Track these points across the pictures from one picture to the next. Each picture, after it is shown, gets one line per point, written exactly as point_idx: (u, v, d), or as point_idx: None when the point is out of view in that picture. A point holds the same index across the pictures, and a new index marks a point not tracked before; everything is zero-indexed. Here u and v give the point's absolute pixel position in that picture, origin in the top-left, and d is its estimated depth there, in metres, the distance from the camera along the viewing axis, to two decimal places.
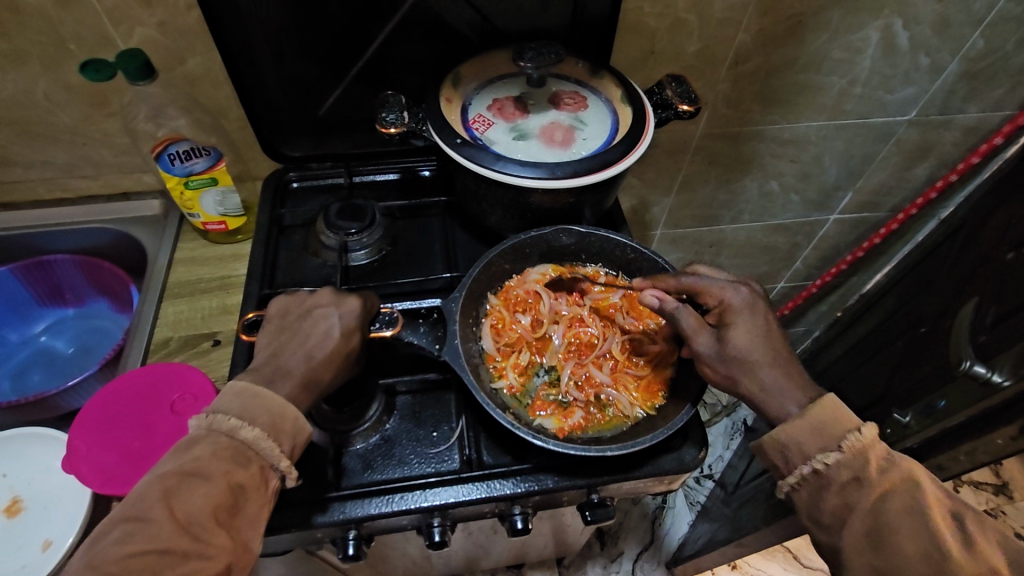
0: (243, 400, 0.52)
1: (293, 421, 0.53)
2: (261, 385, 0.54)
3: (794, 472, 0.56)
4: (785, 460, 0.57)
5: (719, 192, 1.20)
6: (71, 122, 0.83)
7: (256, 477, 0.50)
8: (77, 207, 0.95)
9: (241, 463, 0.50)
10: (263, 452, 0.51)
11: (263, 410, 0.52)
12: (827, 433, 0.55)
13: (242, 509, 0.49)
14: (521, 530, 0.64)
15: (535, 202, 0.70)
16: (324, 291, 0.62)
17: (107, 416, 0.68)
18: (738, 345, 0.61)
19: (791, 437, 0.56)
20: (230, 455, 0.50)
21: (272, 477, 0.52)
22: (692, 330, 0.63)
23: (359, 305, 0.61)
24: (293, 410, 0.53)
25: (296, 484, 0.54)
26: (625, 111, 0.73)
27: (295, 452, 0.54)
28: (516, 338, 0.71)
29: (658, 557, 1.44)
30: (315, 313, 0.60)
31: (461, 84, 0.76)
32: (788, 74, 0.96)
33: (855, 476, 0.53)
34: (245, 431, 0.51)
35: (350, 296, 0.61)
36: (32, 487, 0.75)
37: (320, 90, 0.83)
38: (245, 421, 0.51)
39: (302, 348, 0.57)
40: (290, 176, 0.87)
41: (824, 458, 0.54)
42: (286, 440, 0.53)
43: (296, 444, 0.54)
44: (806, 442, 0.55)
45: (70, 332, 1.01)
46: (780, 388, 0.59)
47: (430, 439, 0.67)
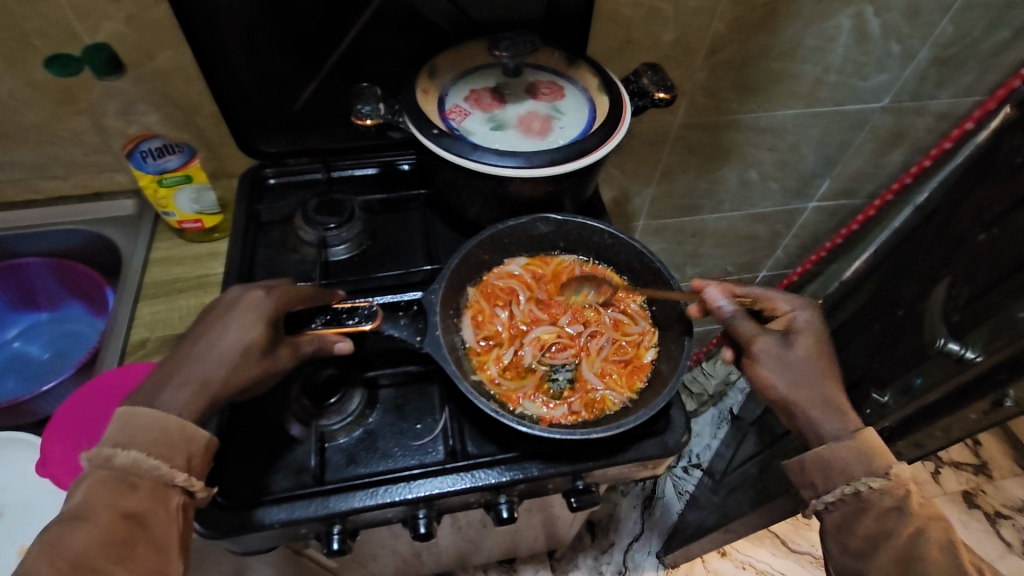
0: (120, 424, 0.51)
1: (182, 432, 0.51)
2: (140, 404, 0.52)
3: (831, 493, 0.61)
4: (826, 478, 0.61)
5: (699, 182, 1.21)
6: (38, 121, 0.81)
7: (148, 500, 0.49)
8: (47, 209, 0.92)
9: (128, 491, 0.49)
10: (149, 472, 0.50)
11: (143, 429, 0.50)
12: (875, 461, 0.59)
13: (142, 537, 0.49)
14: (507, 519, 0.64)
15: (513, 191, 0.70)
16: (231, 291, 0.60)
17: (81, 420, 0.67)
18: (793, 355, 0.63)
19: (834, 453, 0.60)
20: (110, 485, 0.49)
21: (173, 495, 0.51)
22: (752, 329, 0.65)
23: (263, 297, 0.59)
24: (175, 420, 0.51)
25: (207, 491, 0.53)
26: (602, 100, 0.73)
27: (194, 463, 0.52)
28: (496, 331, 0.71)
29: (648, 547, 1.46)
30: (218, 313, 0.58)
31: (437, 75, 0.75)
32: (764, 63, 0.97)
33: (896, 505, 0.59)
34: (121, 457, 0.49)
35: (253, 290, 0.59)
36: (8, 493, 0.74)
37: (295, 84, 0.82)
38: (121, 446, 0.50)
39: (201, 346, 0.55)
40: (267, 172, 0.85)
41: (869, 481, 0.59)
42: (177, 454, 0.51)
43: (193, 455, 0.52)
44: (855, 464, 0.59)
45: (45, 337, 0.99)
46: (827, 407, 0.62)
47: (414, 431, 0.66)
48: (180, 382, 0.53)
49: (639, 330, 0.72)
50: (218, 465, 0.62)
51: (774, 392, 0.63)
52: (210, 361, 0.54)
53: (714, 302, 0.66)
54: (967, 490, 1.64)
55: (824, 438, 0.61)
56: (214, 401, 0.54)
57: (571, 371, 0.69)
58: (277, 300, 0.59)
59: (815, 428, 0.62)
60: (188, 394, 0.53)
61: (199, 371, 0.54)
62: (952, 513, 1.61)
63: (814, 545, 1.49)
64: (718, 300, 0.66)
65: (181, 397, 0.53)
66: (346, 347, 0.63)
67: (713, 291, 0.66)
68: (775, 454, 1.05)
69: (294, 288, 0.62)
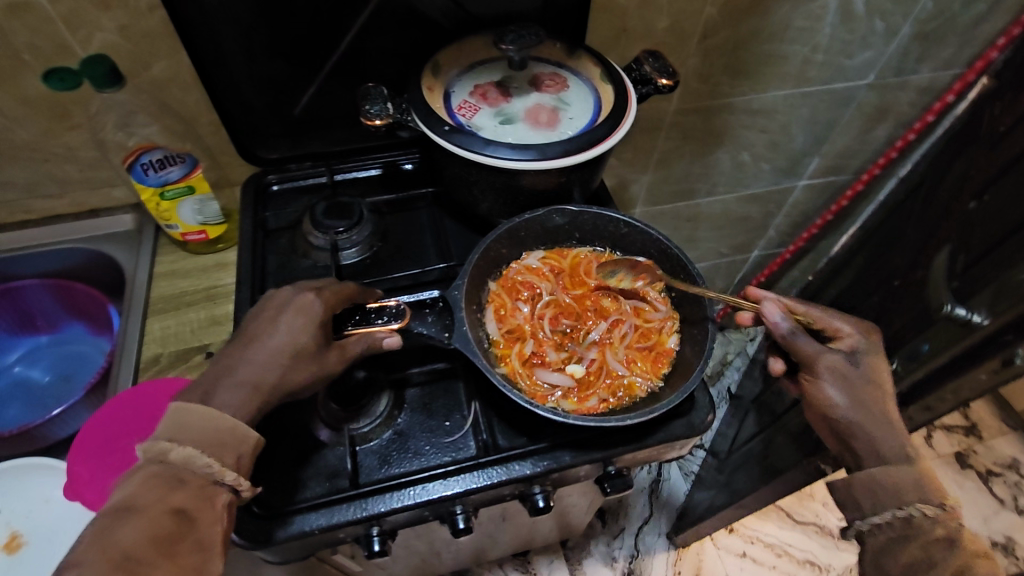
0: (174, 421, 0.51)
1: (235, 433, 0.52)
2: (194, 404, 0.53)
3: (879, 515, 0.65)
4: (875, 502, 0.65)
5: (694, 166, 1.22)
6: (31, 138, 0.79)
7: (196, 497, 0.49)
8: (41, 229, 0.90)
9: (177, 486, 0.49)
10: (198, 469, 0.50)
11: (196, 427, 0.51)
12: (929, 491, 0.62)
13: (188, 534, 0.48)
14: (544, 509, 0.64)
15: (526, 183, 0.70)
16: (283, 290, 0.61)
17: (104, 441, 0.66)
18: (848, 375, 0.67)
19: (885, 476, 0.64)
20: (161, 480, 0.49)
21: (220, 494, 0.50)
22: (813, 348, 0.69)
23: (313, 300, 0.59)
24: (228, 420, 0.52)
25: (251, 494, 0.53)
26: (607, 89, 0.73)
27: (242, 463, 0.52)
28: (519, 324, 0.70)
29: (658, 529, 1.50)
30: (271, 314, 0.59)
31: (441, 72, 0.75)
32: (755, 45, 0.99)
33: (946, 536, 0.62)
34: (175, 452, 0.50)
35: (305, 294, 0.60)
36: (32, 520, 0.73)
37: (295, 88, 0.81)
38: (176, 442, 0.50)
39: (254, 350, 0.56)
40: (269, 179, 0.84)
41: (922, 508, 0.62)
42: (227, 453, 0.51)
43: (242, 456, 0.52)
44: (907, 492, 0.63)
45: (47, 360, 0.97)
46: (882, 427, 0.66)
47: (444, 428, 0.66)
48: (232, 386, 0.54)
49: (661, 316, 0.71)
50: (254, 473, 0.62)
51: (832, 409, 0.67)
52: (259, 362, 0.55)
53: (771, 318, 0.70)
54: (959, 452, 1.70)
55: (875, 459, 0.65)
56: (261, 404, 0.55)
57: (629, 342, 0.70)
58: (327, 302, 0.60)
59: (868, 447, 0.66)
60: (242, 398, 0.54)
61: (250, 372, 0.55)
62: (947, 474, 1.66)
63: (818, 515, 1.57)
64: (774, 317, 0.70)
65: (236, 398, 0.54)
66: (396, 341, 0.59)
67: (770, 309, 0.70)
68: (781, 428, 1.08)
69: (341, 285, 0.63)
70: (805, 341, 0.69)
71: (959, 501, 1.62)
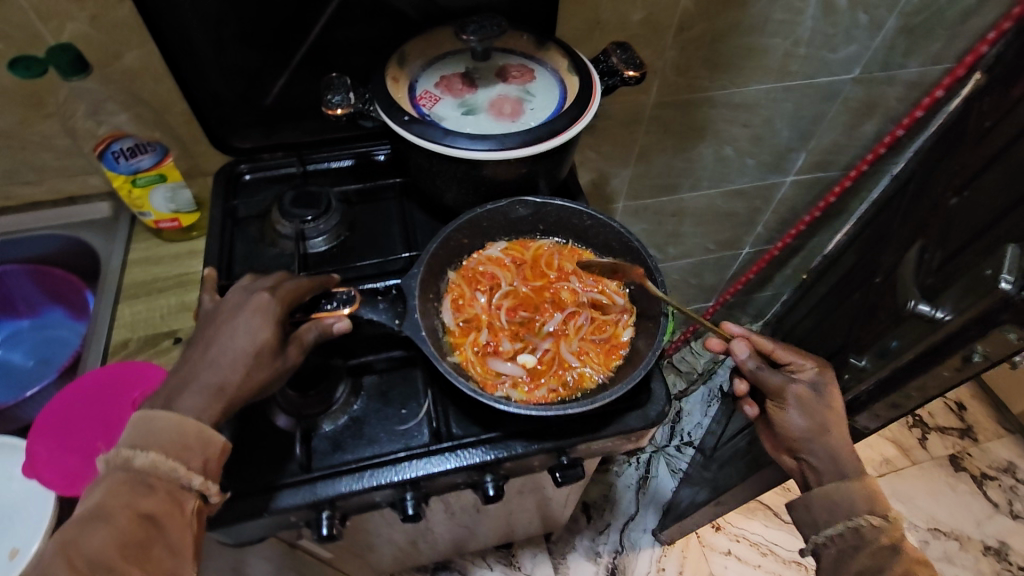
0: (138, 427, 0.52)
1: (199, 435, 0.52)
2: (160, 408, 0.53)
3: (831, 528, 0.69)
4: (829, 515, 0.69)
5: (676, 160, 1.22)
6: (7, 127, 0.80)
7: (164, 502, 0.50)
8: (19, 215, 0.91)
9: (144, 492, 0.50)
10: (164, 475, 0.51)
11: (159, 434, 0.51)
12: (876, 503, 0.67)
13: (158, 539, 0.50)
14: (494, 497, 0.65)
15: (487, 174, 0.70)
16: (236, 293, 0.59)
17: (64, 421, 0.67)
18: (810, 403, 0.70)
19: (838, 491, 0.68)
20: (129, 487, 0.50)
21: (189, 498, 0.52)
22: (781, 379, 0.70)
23: (269, 300, 0.58)
24: (191, 423, 0.52)
25: (221, 498, 0.54)
26: (572, 80, 0.73)
27: (210, 466, 0.53)
28: (476, 314, 0.70)
29: (644, 525, 1.51)
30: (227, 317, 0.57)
31: (407, 63, 0.75)
32: (734, 38, 0.98)
33: (890, 544, 0.66)
34: (140, 459, 0.50)
35: (260, 293, 0.58)
36: None
37: (265, 79, 0.81)
38: (140, 449, 0.51)
39: (209, 354, 0.55)
40: (241, 169, 0.86)
41: (868, 518, 0.66)
42: (192, 457, 0.52)
43: (209, 459, 0.53)
44: (856, 503, 0.67)
45: (27, 344, 0.99)
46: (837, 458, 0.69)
47: (399, 416, 0.67)
48: (179, 368, 0.55)
49: (618, 308, 0.71)
50: None
51: (795, 433, 0.70)
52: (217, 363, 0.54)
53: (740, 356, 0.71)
54: (953, 454, 1.68)
55: (826, 477, 0.69)
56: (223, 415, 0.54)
57: (580, 355, 0.68)
58: (280, 294, 0.59)
59: (822, 468, 0.70)
60: (204, 401, 0.53)
61: (200, 352, 0.55)
62: (940, 477, 1.64)
63: None
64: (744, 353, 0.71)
65: (182, 376, 0.54)
66: (345, 326, 0.60)
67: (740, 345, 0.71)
68: None
69: (296, 281, 0.61)
70: (772, 374, 0.71)
71: (953, 504, 1.60)
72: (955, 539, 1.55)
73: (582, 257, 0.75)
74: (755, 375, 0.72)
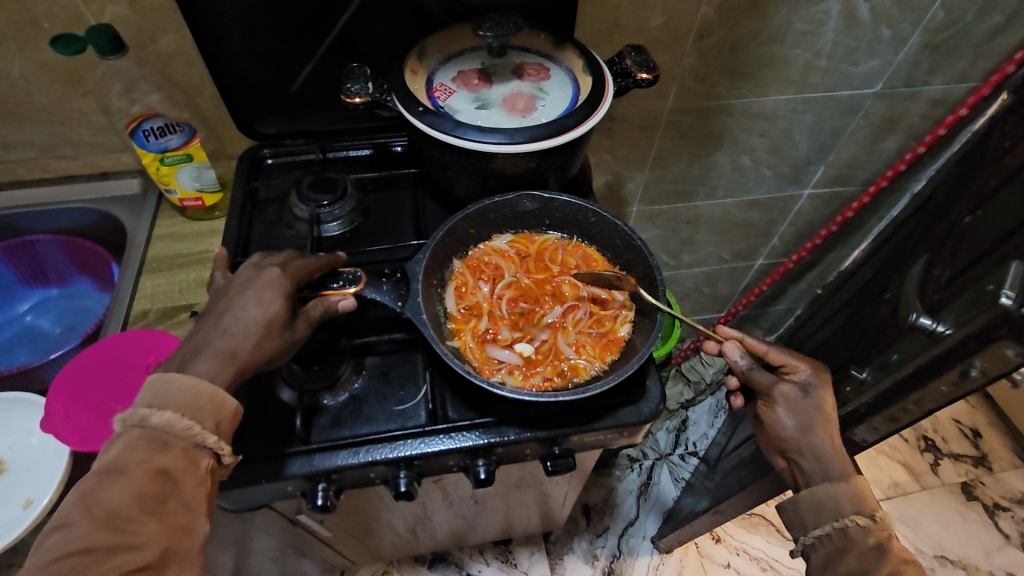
0: (154, 388, 0.52)
1: (213, 397, 0.53)
2: (175, 371, 0.54)
3: (820, 528, 0.69)
4: (818, 516, 0.69)
5: (692, 167, 1.22)
6: (48, 102, 0.85)
7: (180, 459, 0.51)
8: (55, 187, 0.96)
9: (160, 448, 0.50)
10: (181, 433, 0.51)
11: (175, 394, 0.52)
12: (864, 504, 0.67)
13: (174, 494, 0.50)
14: (485, 481, 0.66)
15: (496, 167, 0.72)
16: (246, 270, 0.62)
17: (82, 382, 0.70)
18: (797, 402, 0.72)
19: (826, 492, 0.68)
20: (144, 443, 0.50)
21: (203, 458, 0.53)
22: (770, 380, 0.73)
23: (279, 275, 0.60)
24: (207, 386, 0.53)
25: (231, 460, 0.55)
26: (586, 80, 0.75)
27: (223, 428, 0.54)
28: (477, 302, 0.72)
29: (643, 531, 1.51)
30: (237, 292, 0.59)
31: (426, 57, 0.77)
32: (753, 48, 0.98)
33: (877, 544, 0.66)
34: (156, 417, 0.51)
35: (270, 268, 0.61)
36: (14, 450, 0.76)
37: (291, 67, 0.85)
38: (156, 408, 0.51)
39: (222, 322, 0.57)
40: (265, 152, 0.89)
41: (855, 518, 0.67)
42: (207, 418, 0.53)
43: (221, 421, 0.54)
44: (844, 505, 0.67)
45: (55, 311, 1.03)
46: (826, 462, 0.70)
47: (397, 397, 0.69)
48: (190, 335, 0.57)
49: (617, 304, 0.72)
50: None
51: (784, 431, 0.72)
52: (227, 328, 0.56)
53: (731, 359, 0.74)
54: (966, 482, 1.64)
55: (816, 479, 0.70)
56: (232, 377, 0.55)
57: (576, 345, 0.69)
58: (291, 274, 0.61)
59: (812, 471, 0.70)
60: (217, 364, 0.55)
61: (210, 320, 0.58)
62: (950, 504, 1.61)
63: None
64: (735, 356, 0.74)
65: (193, 342, 0.57)
66: (350, 304, 0.63)
67: (731, 349, 0.74)
68: None
69: (303, 259, 0.64)
70: (761, 373, 0.74)
71: (962, 533, 1.56)
72: (963, 569, 1.51)
73: (585, 253, 0.76)
74: (746, 374, 0.75)
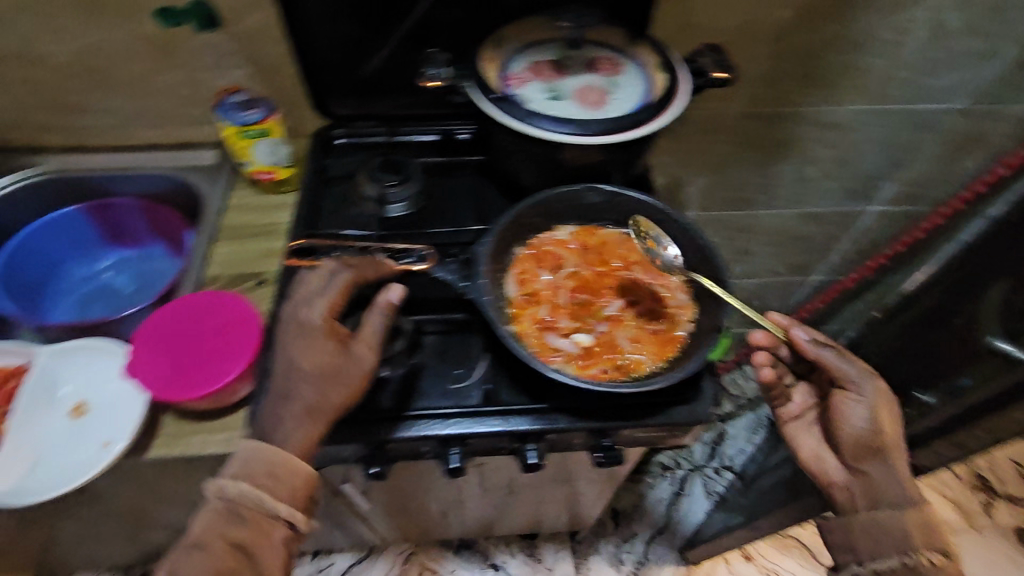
0: (237, 460, 0.58)
1: (287, 465, 0.57)
2: (260, 440, 0.59)
3: (883, 562, 0.66)
4: (879, 547, 0.66)
5: (754, 175, 1.20)
6: (142, 73, 0.90)
7: (253, 532, 0.57)
8: (139, 155, 1.02)
9: (236, 521, 0.57)
10: (256, 505, 0.57)
11: (252, 466, 0.57)
12: (936, 539, 0.64)
13: (250, 566, 0.56)
14: (533, 467, 0.66)
15: (564, 158, 0.73)
16: (288, 315, 0.64)
17: (163, 333, 0.72)
18: (880, 399, 0.68)
19: (892, 520, 0.66)
20: (224, 517, 0.57)
21: (279, 526, 0.58)
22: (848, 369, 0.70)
23: (317, 314, 0.62)
24: (281, 455, 0.57)
25: (307, 524, 0.59)
26: (660, 76, 0.74)
27: (296, 496, 0.58)
28: (538, 289, 0.72)
29: (671, 542, 1.49)
30: (287, 338, 0.62)
31: (502, 45, 0.78)
32: (831, 55, 0.96)
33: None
34: (234, 490, 0.57)
35: (309, 309, 0.63)
36: (100, 392, 0.75)
37: (367, 49, 0.87)
38: (234, 480, 0.57)
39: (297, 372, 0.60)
40: (335, 133, 0.92)
41: (930, 556, 0.64)
42: (280, 488, 0.57)
43: (295, 490, 0.58)
44: (914, 538, 0.64)
45: (132, 271, 1.06)
46: (893, 484, 0.67)
47: (452, 375, 0.69)
48: None
49: (677, 304, 0.72)
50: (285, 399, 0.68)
51: (857, 432, 0.69)
52: (299, 382, 0.59)
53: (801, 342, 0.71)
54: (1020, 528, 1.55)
55: (883, 504, 0.67)
56: (314, 430, 0.59)
57: (636, 339, 0.69)
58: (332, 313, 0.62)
59: (877, 492, 0.68)
60: (301, 421, 0.58)
61: None
62: (1001, 549, 1.52)
63: None
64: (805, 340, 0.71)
65: None
66: (396, 297, 0.63)
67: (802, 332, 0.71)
68: None
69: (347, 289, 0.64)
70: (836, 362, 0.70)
71: None
72: None
73: (649, 250, 0.76)
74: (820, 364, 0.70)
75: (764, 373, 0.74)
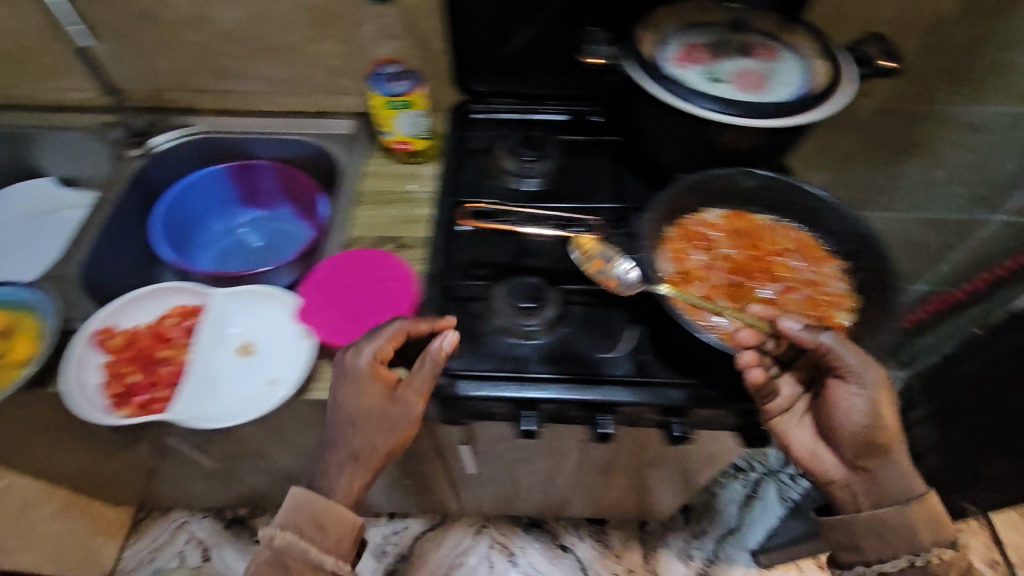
0: (285, 509, 0.62)
1: (331, 516, 0.61)
2: (309, 490, 0.63)
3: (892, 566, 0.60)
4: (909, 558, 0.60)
5: (878, 174, 1.16)
6: (297, 43, 0.96)
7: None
8: (280, 121, 1.07)
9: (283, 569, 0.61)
10: (300, 554, 0.60)
11: (297, 516, 0.61)
12: (942, 531, 0.59)
13: None
14: (679, 439, 0.69)
15: (718, 141, 0.74)
16: (342, 359, 0.66)
17: (328, 285, 0.81)
18: (883, 389, 0.58)
19: (912, 524, 0.58)
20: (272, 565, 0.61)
21: None
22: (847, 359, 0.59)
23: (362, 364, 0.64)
24: (323, 505, 0.61)
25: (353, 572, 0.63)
26: (819, 64, 0.74)
27: (338, 546, 0.62)
28: (691, 267, 0.73)
29: (743, 543, 1.47)
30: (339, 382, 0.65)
31: (658, 28, 0.79)
32: (987, 51, 0.92)
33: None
34: (278, 540, 0.61)
35: (355, 359, 0.65)
36: (267, 335, 0.83)
37: (516, 27, 0.89)
38: (280, 529, 0.61)
39: (345, 418, 0.65)
40: (471, 108, 0.95)
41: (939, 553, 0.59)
42: (324, 537, 0.61)
43: (338, 538, 0.62)
44: (923, 536, 0.58)
45: (264, 230, 1.13)
46: (894, 475, 0.59)
47: (601, 345, 0.72)
48: None
49: (835, 292, 0.71)
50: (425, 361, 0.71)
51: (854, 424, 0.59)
52: (348, 430, 0.64)
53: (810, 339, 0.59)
54: None
55: (894, 501, 0.59)
56: (361, 477, 0.63)
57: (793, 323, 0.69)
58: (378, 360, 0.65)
59: (880, 490, 0.60)
60: (347, 467, 0.63)
61: None
62: None
63: None
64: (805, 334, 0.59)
65: None
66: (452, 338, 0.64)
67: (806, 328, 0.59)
68: None
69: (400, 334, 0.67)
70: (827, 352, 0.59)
71: None
72: None
73: (803, 239, 0.75)
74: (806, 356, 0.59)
75: (754, 377, 0.60)
